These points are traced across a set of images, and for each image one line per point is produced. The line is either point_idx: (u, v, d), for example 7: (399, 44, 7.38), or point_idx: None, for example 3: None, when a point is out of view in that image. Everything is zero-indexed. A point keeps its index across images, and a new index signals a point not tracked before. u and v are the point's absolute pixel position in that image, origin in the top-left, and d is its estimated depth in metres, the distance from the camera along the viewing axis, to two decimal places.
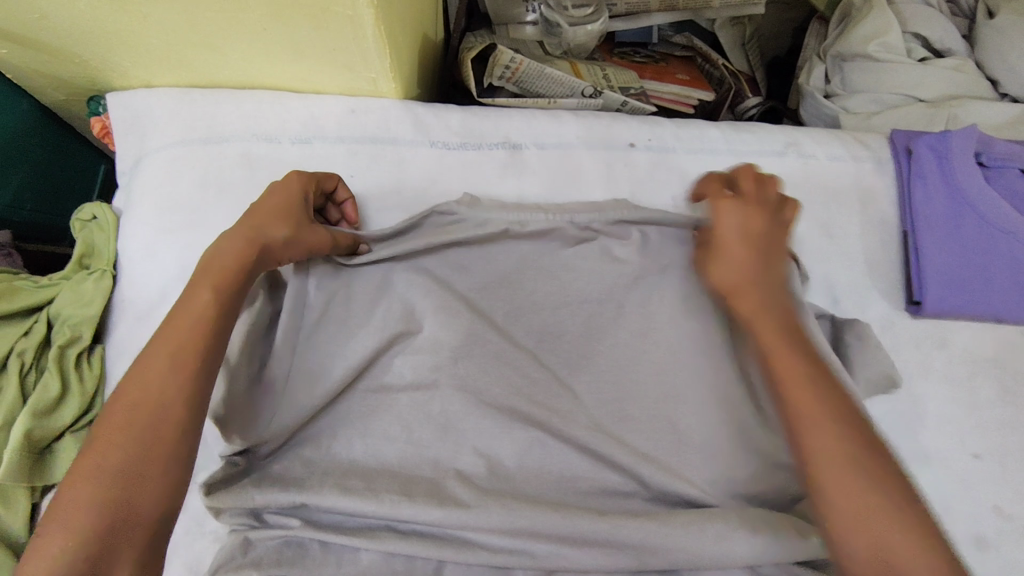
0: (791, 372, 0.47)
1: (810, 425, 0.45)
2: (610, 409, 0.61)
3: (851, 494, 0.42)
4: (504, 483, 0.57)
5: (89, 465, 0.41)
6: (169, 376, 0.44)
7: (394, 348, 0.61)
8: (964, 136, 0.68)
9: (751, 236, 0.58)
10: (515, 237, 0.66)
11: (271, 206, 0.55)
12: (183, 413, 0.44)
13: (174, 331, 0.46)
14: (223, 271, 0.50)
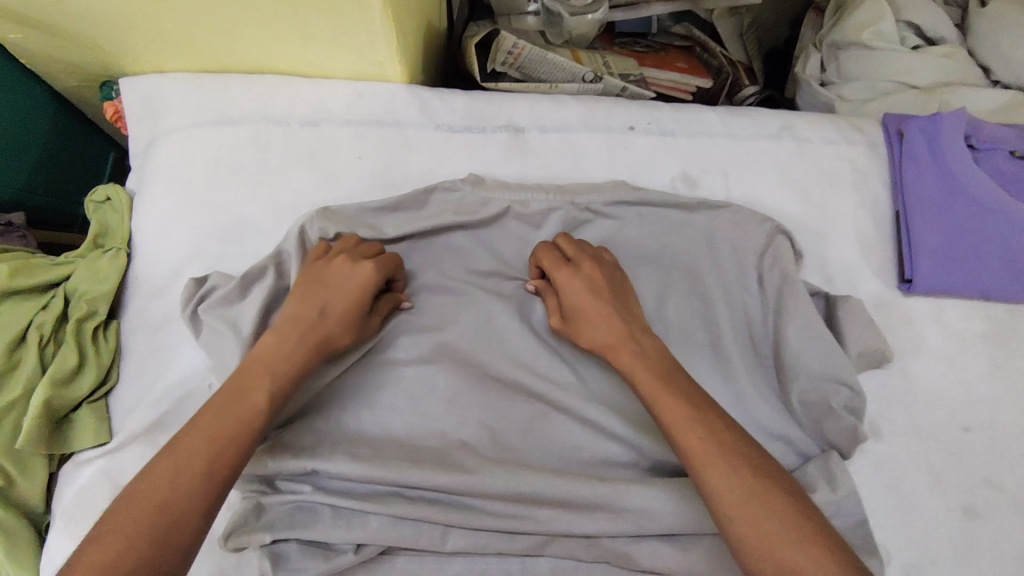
0: (686, 431, 0.47)
1: (720, 484, 0.45)
2: (610, 383, 0.63)
3: (777, 548, 0.42)
4: (507, 452, 0.59)
5: (104, 540, 0.40)
6: (212, 458, 0.45)
7: (401, 325, 0.63)
8: (954, 119, 0.70)
9: (598, 291, 0.58)
10: (519, 216, 0.67)
11: (345, 299, 0.56)
12: (213, 499, 0.44)
13: (228, 412, 0.47)
14: (279, 365, 0.51)
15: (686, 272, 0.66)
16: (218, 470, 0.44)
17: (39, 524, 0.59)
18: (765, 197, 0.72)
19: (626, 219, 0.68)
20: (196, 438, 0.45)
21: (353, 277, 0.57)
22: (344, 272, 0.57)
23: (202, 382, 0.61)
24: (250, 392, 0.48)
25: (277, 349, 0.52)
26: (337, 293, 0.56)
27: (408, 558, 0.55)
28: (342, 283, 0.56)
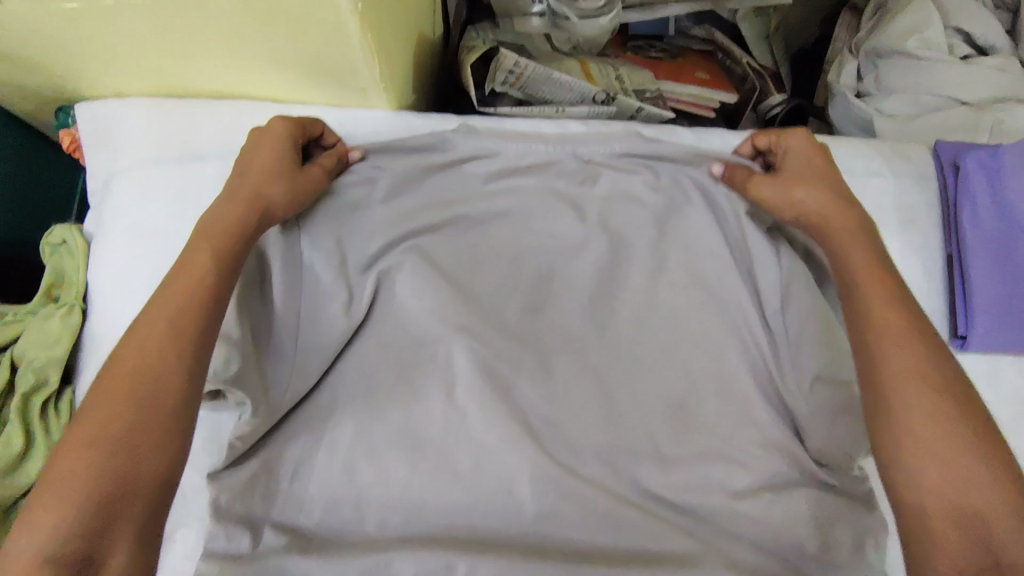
0: (879, 306, 0.47)
1: (889, 371, 0.45)
2: (623, 459, 0.56)
3: (926, 442, 0.42)
4: (507, 542, 0.53)
5: (99, 417, 0.39)
6: (168, 334, 0.43)
7: (391, 394, 0.56)
8: (1018, 152, 0.61)
9: (812, 157, 0.58)
10: (524, 266, 0.61)
11: (264, 165, 0.54)
12: (183, 375, 0.42)
13: (182, 283, 0.45)
14: (226, 233, 0.49)
15: (709, 334, 0.59)
16: (187, 346, 0.43)
17: None
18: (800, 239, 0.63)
19: (645, 268, 0.61)
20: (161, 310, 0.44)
21: (268, 134, 0.56)
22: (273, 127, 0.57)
23: None
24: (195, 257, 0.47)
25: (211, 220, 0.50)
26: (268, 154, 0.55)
27: None
28: (261, 146, 0.55)
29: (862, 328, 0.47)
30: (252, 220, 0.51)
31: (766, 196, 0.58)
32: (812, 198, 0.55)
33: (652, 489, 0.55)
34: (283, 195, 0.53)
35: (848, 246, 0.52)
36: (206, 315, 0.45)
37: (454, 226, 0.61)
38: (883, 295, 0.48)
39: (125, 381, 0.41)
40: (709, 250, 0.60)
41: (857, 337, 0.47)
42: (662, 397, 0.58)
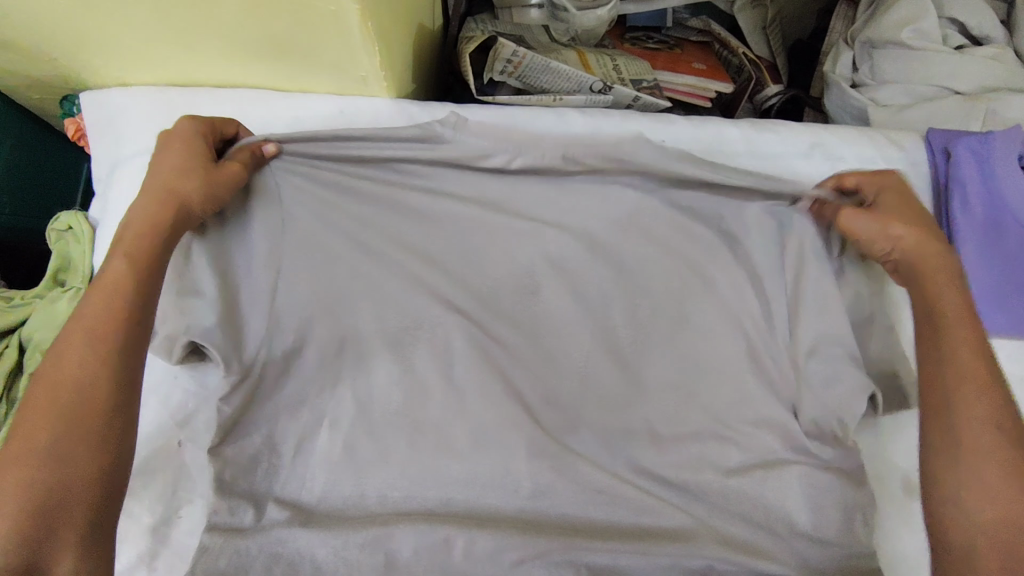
0: (968, 359, 0.50)
1: (961, 407, 0.49)
2: (618, 437, 0.58)
3: (983, 478, 0.46)
4: (505, 516, 0.55)
5: (37, 435, 0.41)
6: (86, 350, 0.44)
7: (392, 374, 0.58)
8: (1008, 139, 0.62)
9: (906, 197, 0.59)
10: (526, 249, 0.61)
11: (173, 164, 0.53)
12: (105, 384, 0.44)
13: (95, 297, 0.47)
14: (138, 239, 0.50)
15: (701, 319, 0.60)
16: (105, 360, 0.45)
17: None
18: None
19: (640, 253, 0.62)
20: (82, 324, 0.46)
21: (174, 137, 0.55)
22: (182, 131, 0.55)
23: (172, 439, 0.56)
24: (109, 268, 0.48)
25: (129, 227, 0.51)
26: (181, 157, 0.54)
27: None
28: (171, 149, 0.55)
29: (938, 364, 0.51)
30: (163, 217, 0.51)
31: (861, 232, 0.57)
32: (909, 236, 0.55)
33: (646, 467, 0.57)
34: (194, 186, 0.53)
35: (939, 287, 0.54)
36: (129, 326, 0.46)
37: (452, 212, 0.62)
38: (976, 347, 0.51)
39: (50, 396, 0.43)
40: (702, 236, 0.62)
41: (936, 381, 0.51)
42: (655, 379, 0.59)
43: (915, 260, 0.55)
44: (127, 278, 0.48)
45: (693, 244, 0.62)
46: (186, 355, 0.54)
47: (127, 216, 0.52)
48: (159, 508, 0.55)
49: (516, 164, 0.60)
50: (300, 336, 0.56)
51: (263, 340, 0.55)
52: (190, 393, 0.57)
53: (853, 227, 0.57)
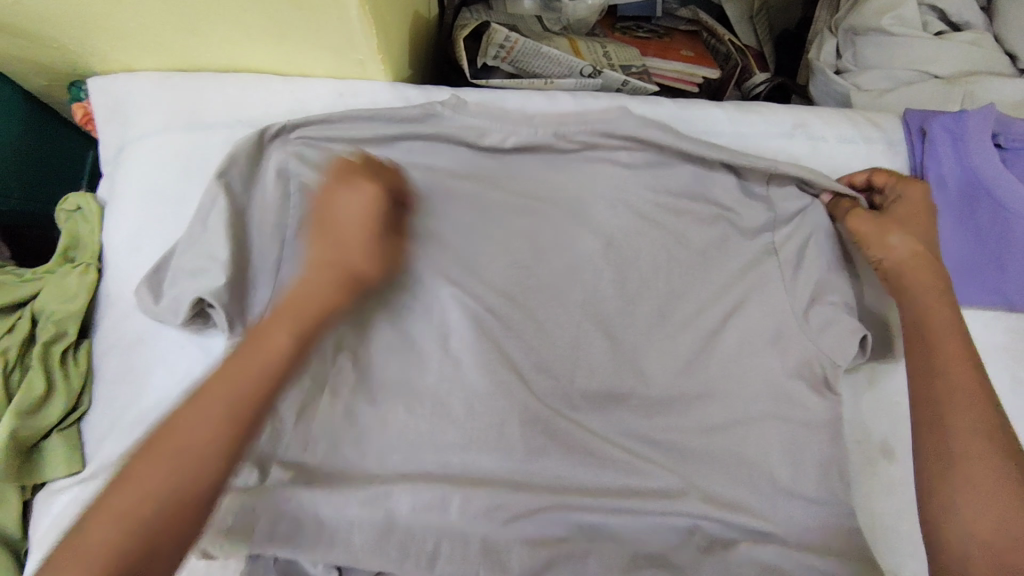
0: (961, 393, 0.52)
1: (947, 423, 0.52)
2: (606, 403, 0.61)
3: (973, 487, 0.49)
4: (498, 479, 0.57)
5: (141, 485, 0.42)
6: (207, 418, 0.45)
7: (389, 346, 0.60)
8: (981, 117, 0.65)
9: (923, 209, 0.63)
10: (517, 227, 0.64)
11: (360, 232, 0.55)
12: (208, 456, 0.44)
13: (241, 370, 0.47)
14: (301, 309, 0.51)
15: (684, 294, 0.64)
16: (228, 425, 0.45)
17: (18, 554, 0.59)
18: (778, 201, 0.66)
19: (627, 231, 0.64)
20: (221, 384, 0.46)
21: (357, 200, 0.55)
22: (356, 191, 0.56)
23: (179, 407, 0.58)
24: (270, 336, 0.49)
25: (302, 296, 0.52)
26: (343, 226, 0.55)
27: None
28: (357, 198, 0.56)
29: (930, 382, 0.54)
30: (336, 292, 0.53)
31: (865, 232, 0.62)
32: (904, 249, 0.60)
33: (633, 433, 0.60)
34: (367, 264, 0.54)
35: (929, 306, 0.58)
36: (256, 409, 0.46)
37: (446, 191, 0.64)
38: (976, 385, 0.52)
39: (165, 454, 0.44)
40: (685, 215, 0.65)
41: (932, 414, 0.53)
42: (642, 348, 0.62)
43: (903, 267, 0.60)
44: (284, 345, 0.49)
45: (677, 221, 0.65)
46: (191, 318, 0.57)
47: (303, 282, 0.52)
48: None
49: (511, 140, 0.65)
50: (303, 307, 0.59)
51: (267, 309, 0.58)
52: (197, 362, 0.59)
53: (858, 229, 0.62)
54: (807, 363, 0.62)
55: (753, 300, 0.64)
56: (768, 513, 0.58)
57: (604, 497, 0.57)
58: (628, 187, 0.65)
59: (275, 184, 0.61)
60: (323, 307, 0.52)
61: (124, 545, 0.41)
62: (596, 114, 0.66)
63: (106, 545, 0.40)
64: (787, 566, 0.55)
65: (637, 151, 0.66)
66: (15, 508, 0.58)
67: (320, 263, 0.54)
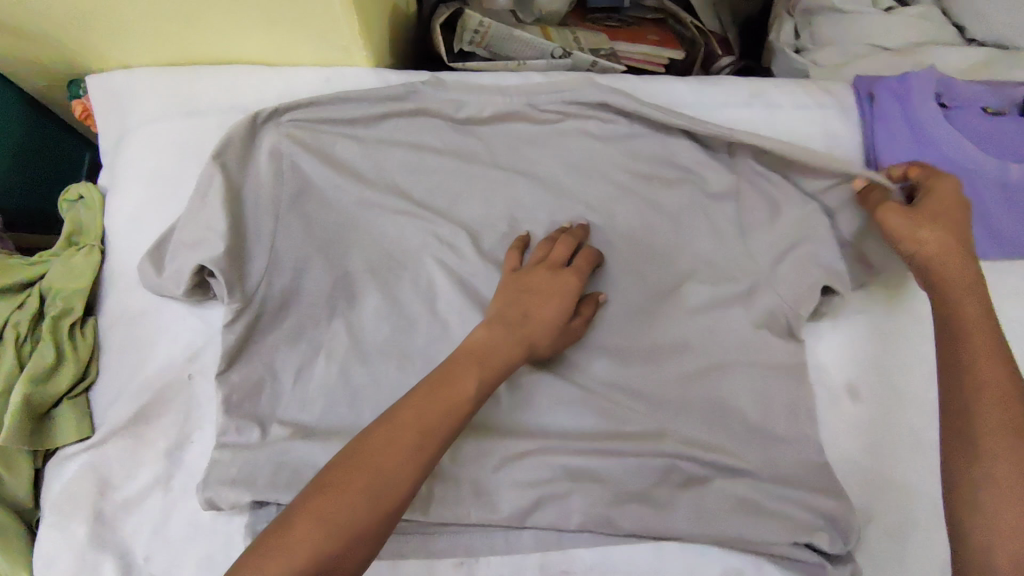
0: (990, 402, 0.49)
1: (979, 430, 0.49)
2: (586, 356, 0.64)
3: (995, 499, 0.47)
4: (487, 428, 0.61)
5: (346, 505, 0.44)
6: (411, 450, 0.47)
7: (379, 310, 0.64)
8: (924, 78, 0.70)
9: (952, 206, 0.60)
10: (496, 196, 0.68)
11: (552, 301, 0.59)
12: (404, 491, 0.46)
13: (443, 395, 0.50)
14: (482, 355, 0.54)
15: (656, 252, 0.68)
16: (431, 452, 0.48)
17: (30, 520, 0.62)
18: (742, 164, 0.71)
19: (600, 196, 0.69)
20: (409, 411, 0.48)
21: (556, 280, 0.60)
22: (585, 266, 0.63)
23: (183, 373, 0.62)
24: (462, 378, 0.51)
25: (482, 340, 0.55)
26: (552, 284, 0.60)
27: (393, 530, 0.59)
28: (543, 274, 0.61)
29: (959, 397, 0.51)
30: (517, 353, 0.55)
31: (894, 226, 0.59)
32: (934, 242, 0.57)
33: (612, 382, 0.64)
34: (548, 342, 0.58)
35: (969, 304, 0.55)
36: (442, 443, 0.49)
37: (428, 164, 0.68)
38: (1009, 396, 0.49)
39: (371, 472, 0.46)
40: (653, 180, 0.69)
41: (957, 421, 0.51)
42: (618, 304, 0.66)
43: (936, 266, 0.57)
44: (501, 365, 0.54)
45: (646, 186, 0.69)
46: (192, 289, 0.61)
47: (475, 331, 0.56)
48: (173, 435, 0.60)
49: (488, 111, 0.69)
50: (296, 277, 0.63)
51: (264, 278, 0.62)
52: (199, 331, 0.63)
53: (888, 221, 0.60)
54: (775, 310, 0.66)
55: (720, 256, 0.68)
56: (743, 450, 0.61)
57: (586, 440, 0.60)
58: (598, 157, 0.69)
59: (266, 162, 0.65)
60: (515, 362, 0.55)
61: (335, 551, 0.43)
62: (565, 84, 0.69)
63: (313, 549, 0.42)
64: (759, 497, 0.59)
65: (607, 121, 0.70)
66: (26, 478, 0.60)
67: (502, 315, 0.57)
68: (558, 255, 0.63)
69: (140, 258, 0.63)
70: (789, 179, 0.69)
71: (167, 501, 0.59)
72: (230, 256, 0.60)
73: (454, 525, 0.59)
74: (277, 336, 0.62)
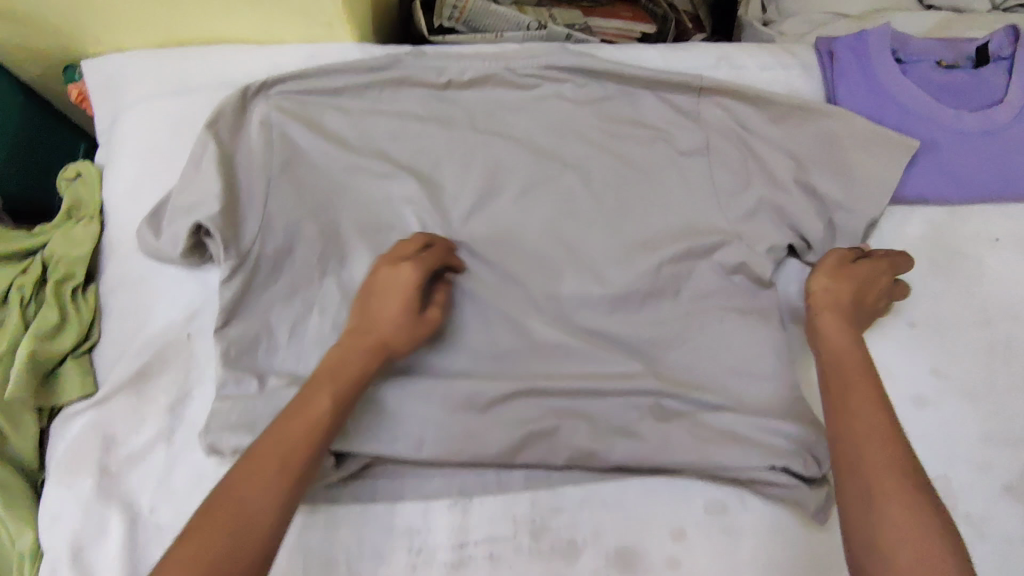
0: (868, 443, 0.49)
1: (872, 472, 0.47)
2: (569, 305, 0.68)
3: (898, 534, 0.44)
4: (475, 373, 0.64)
5: (203, 545, 0.42)
6: (272, 480, 0.46)
7: (372, 267, 0.67)
8: (880, 34, 0.74)
9: (844, 276, 0.64)
10: (480, 158, 0.71)
11: (402, 302, 0.59)
12: (271, 523, 0.45)
13: (301, 420, 0.49)
14: (345, 374, 0.53)
15: (633, 206, 0.71)
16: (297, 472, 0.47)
17: (35, 481, 0.64)
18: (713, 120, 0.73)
19: (577, 156, 0.72)
20: (269, 442, 0.48)
21: (398, 277, 0.60)
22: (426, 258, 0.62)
23: (182, 333, 0.64)
24: (314, 397, 0.51)
25: (338, 354, 0.55)
26: (391, 283, 0.60)
27: (390, 471, 0.63)
28: (384, 272, 0.60)
29: (843, 447, 0.50)
30: (372, 361, 0.56)
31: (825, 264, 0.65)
32: (838, 289, 0.63)
33: (597, 329, 0.67)
34: (405, 340, 0.58)
35: (836, 341, 0.59)
36: (306, 465, 0.48)
37: (412, 131, 0.71)
38: (874, 435, 0.49)
39: (230, 510, 0.44)
40: (628, 139, 0.73)
41: (842, 468, 0.49)
42: (599, 256, 0.69)
43: (840, 304, 0.62)
44: (362, 376, 0.54)
45: (621, 145, 0.73)
46: (189, 251, 0.64)
47: (336, 348, 0.55)
48: (174, 391, 0.63)
49: (469, 75, 0.72)
50: (292, 237, 0.66)
51: (259, 237, 0.65)
52: (196, 293, 0.66)
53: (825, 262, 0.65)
54: (747, 259, 0.68)
55: (695, 208, 0.71)
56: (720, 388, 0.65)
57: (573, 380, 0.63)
58: (575, 119, 0.73)
59: (259, 131, 0.68)
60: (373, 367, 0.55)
61: None
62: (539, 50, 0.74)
63: None
64: (738, 428, 0.62)
65: (582, 86, 0.74)
66: (31, 436, 0.61)
67: (352, 332, 0.57)
68: (403, 252, 0.62)
69: (138, 225, 0.66)
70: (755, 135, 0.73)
71: (169, 454, 0.61)
72: (225, 217, 0.63)
73: (448, 466, 0.63)
74: (275, 293, 0.65)
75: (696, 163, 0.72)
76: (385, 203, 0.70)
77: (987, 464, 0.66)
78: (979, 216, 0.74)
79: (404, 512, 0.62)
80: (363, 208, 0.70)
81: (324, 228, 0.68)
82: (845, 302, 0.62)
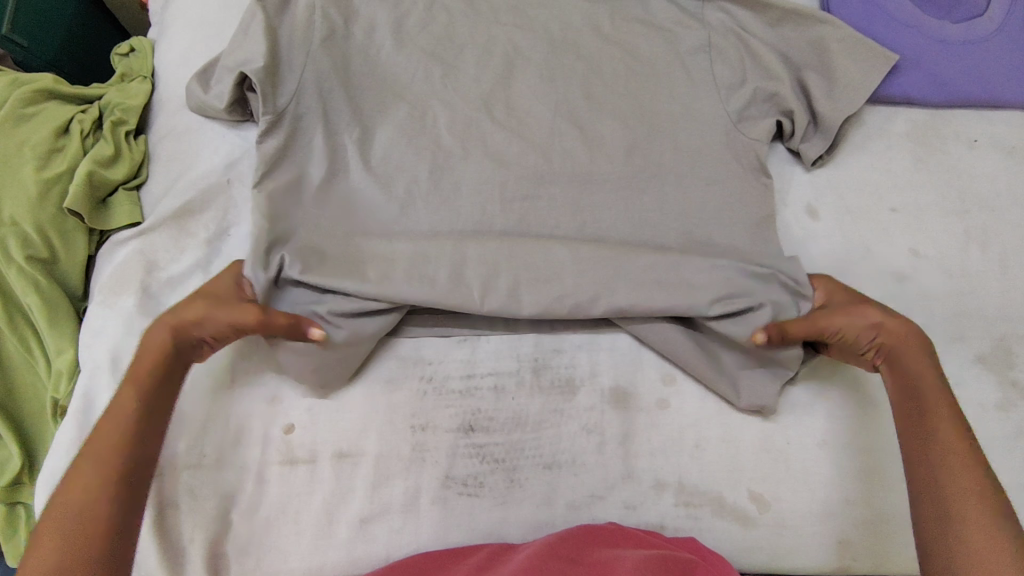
0: (948, 463, 0.53)
1: (949, 492, 0.51)
2: (579, 174, 0.73)
3: (969, 551, 0.48)
4: (488, 225, 0.70)
5: (53, 520, 0.48)
6: (86, 469, 0.51)
7: (399, 130, 0.72)
8: None
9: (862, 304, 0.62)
10: (499, 45, 0.77)
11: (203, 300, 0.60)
12: (89, 495, 0.50)
13: (112, 413, 0.54)
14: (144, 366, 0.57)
15: (642, 93, 0.76)
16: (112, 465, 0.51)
17: (76, 308, 0.70)
18: (722, 16, 0.78)
19: (590, 47, 0.78)
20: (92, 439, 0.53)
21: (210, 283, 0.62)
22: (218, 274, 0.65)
23: (221, 178, 0.71)
24: (122, 390, 0.55)
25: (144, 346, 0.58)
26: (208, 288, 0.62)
27: (415, 321, 0.68)
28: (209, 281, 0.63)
29: (923, 466, 0.54)
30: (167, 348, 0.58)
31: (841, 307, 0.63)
32: (882, 324, 0.60)
33: (604, 196, 0.72)
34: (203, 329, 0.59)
35: (917, 370, 0.59)
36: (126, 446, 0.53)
37: (438, 15, 0.77)
38: (961, 455, 0.53)
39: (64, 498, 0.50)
40: (636, 35, 0.79)
41: (919, 485, 0.54)
42: (606, 133, 0.74)
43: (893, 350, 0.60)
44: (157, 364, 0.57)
45: (630, 40, 0.79)
46: (233, 106, 0.70)
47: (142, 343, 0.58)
48: (214, 226, 0.69)
49: None
50: (325, 99, 0.71)
51: (295, 94, 0.70)
52: (237, 145, 0.72)
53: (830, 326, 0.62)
54: (743, 142, 0.74)
55: (698, 97, 0.76)
56: (721, 253, 0.68)
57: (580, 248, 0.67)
58: (588, 16, 0.79)
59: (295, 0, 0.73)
60: (160, 359, 0.57)
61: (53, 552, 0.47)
62: None
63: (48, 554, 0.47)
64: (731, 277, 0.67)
65: None
66: (80, 258, 0.68)
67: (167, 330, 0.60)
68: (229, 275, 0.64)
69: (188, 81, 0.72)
70: (759, 33, 0.77)
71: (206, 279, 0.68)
72: (267, 73, 0.67)
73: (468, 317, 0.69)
74: (307, 149, 0.70)
75: (701, 56, 0.77)
76: (410, 75, 0.75)
77: (961, 332, 0.71)
78: (956, 121, 0.80)
79: (420, 345, 0.68)
80: (390, 79, 0.74)
81: (356, 94, 0.73)
82: (893, 330, 0.60)
